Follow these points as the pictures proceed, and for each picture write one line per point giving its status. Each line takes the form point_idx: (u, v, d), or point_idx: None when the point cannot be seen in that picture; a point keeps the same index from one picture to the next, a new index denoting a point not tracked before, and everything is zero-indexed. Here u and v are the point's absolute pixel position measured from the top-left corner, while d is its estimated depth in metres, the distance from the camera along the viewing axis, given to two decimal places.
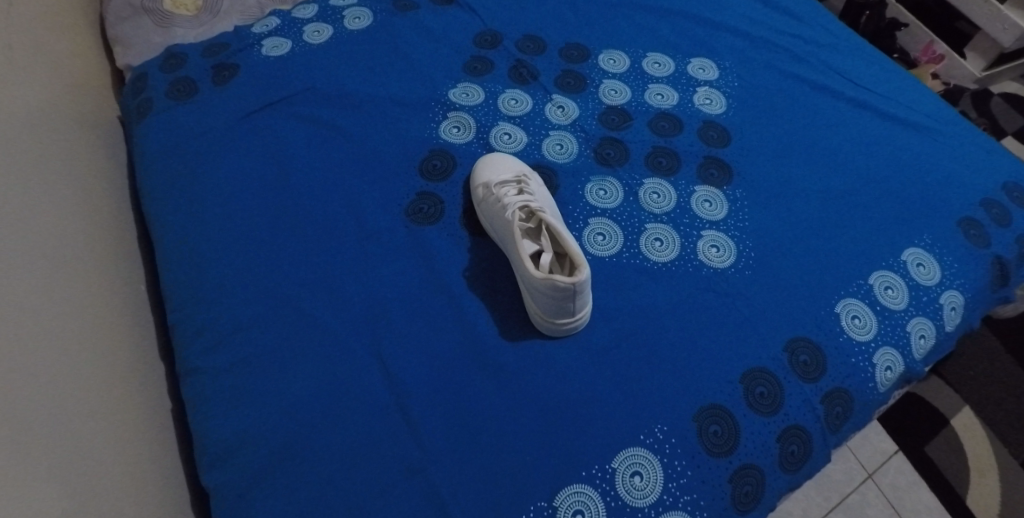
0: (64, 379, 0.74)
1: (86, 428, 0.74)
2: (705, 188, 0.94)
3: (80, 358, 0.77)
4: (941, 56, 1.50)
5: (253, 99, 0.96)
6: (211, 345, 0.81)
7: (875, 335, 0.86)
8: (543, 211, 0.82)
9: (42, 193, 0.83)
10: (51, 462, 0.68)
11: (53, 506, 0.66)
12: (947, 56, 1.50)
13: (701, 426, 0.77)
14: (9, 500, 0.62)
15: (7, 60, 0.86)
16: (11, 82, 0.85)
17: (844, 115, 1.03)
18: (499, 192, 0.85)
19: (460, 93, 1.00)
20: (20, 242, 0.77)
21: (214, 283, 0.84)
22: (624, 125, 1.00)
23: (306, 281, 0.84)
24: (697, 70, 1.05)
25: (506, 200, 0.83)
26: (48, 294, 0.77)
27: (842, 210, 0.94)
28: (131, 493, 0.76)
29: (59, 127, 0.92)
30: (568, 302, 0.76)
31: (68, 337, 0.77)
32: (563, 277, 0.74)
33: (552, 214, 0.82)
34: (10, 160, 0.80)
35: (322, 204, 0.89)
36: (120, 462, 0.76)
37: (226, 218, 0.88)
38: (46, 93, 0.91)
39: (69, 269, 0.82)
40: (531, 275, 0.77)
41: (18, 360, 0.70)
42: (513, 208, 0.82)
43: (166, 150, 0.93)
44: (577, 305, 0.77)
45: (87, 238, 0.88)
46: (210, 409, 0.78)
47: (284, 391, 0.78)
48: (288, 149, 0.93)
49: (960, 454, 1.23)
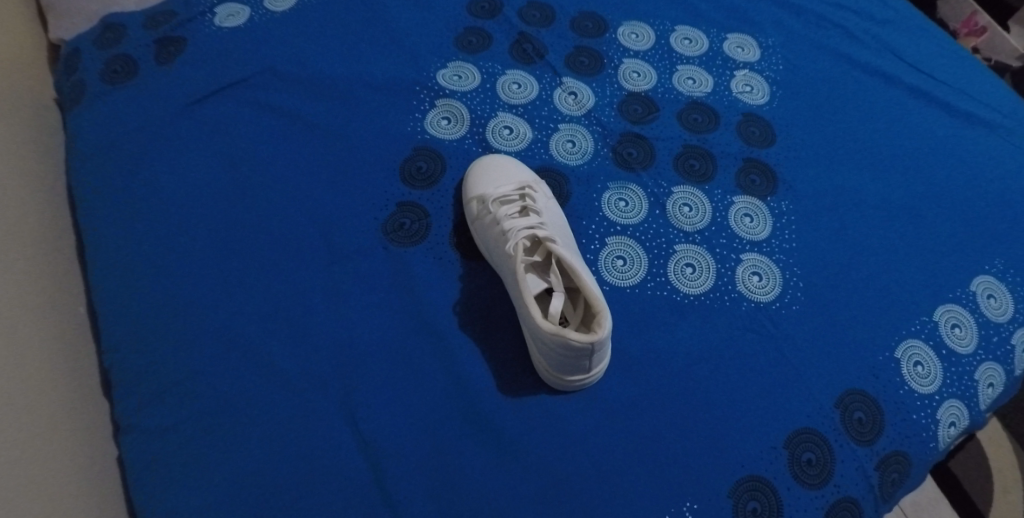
0: None
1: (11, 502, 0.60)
2: (745, 200, 0.79)
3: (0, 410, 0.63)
4: (982, 28, 1.24)
5: (203, 82, 0.79)
6: (155, 395, 0.67)
7: (939, 387, 0.72)
8: (553, 240, 0.68)
9: None
10: None
11: None
12: (990, 29, 1.23)
13: (738, 503, 0.66)
14: None
15: None
16: None
17: (906, 108, 0.86)
18: (498, 212, 0.72)
19: (451, 75, 0.84)
20: None
21: (158, 317, 0.69)
22: (648, 116, 0.83)
23: (269, 317, 0.70)
24: (735, 49, 0.88)
25: (508, 226, 0.69)
26: None
27: (905, 227, 0.79)
28: None
29: None
30: (582, 360, 0.63)
31: None
32: (578, 335, 0.61)
33: (564, 244, 0.68)
34: None
35: (286, 219, 0.74)
36: None
37: (175, 233, 0.73)
38: None
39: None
40: (538, 327, 0.64)
41: None
42: (517, 237, 0.68)
43: (101, 146, 0.77)
44: (595, 361, 0.64)
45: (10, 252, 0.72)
46: (153, 475, 0.65)
47: (246, 455, 0.65)
48: (245, 147, 0.77)
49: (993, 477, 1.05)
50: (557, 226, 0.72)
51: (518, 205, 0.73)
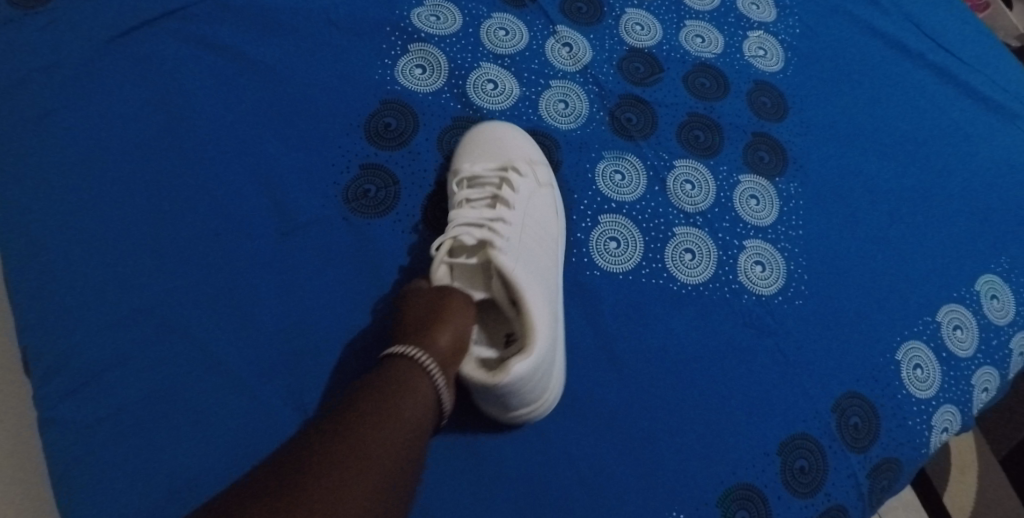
0: None
1: None
2: (751, 180, 0.72)
3: None
4: (987, 2, 1.04)
5: (134, 11, 0.68)
6: (76, 384, 0.58)
7: (936, 391, 0.69)
8: (501, 249, 0.59)
9: None
10: None
11: None
12: (993, 4, 1.05)
13: (726, 513, 0.62)
14: None
15: None
16: None
17: (924, 87, 0.79)
18: (459, 194, 0.64)
19: (428, 15, 0.73)
20: None
21: (81, 289, 0.60)
22: (650, 78, 0.75)
23: (213, 295, 0.62)
24: (749, 6, 0.79)
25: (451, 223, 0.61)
26: None
27: (914, 219, 0.74)
28: None
29: None
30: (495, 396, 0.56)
31: None
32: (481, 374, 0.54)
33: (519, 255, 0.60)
34: None
35: (235, 180, 0.65)
36: None
37: (104, 191, 0.63)
38: None
39: None
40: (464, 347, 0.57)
41: None
42: (463, 234, 0.61)
43: (10, 82, 0.65)
44: (517, 403, 0.57)
45: None
46: (73, 478, 0.57)
47: (189, 452, 0.58)
48: (183, 92, 0.67)
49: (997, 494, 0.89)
50: (526, 227, 0.63)
51: (488, 191, 0.64)
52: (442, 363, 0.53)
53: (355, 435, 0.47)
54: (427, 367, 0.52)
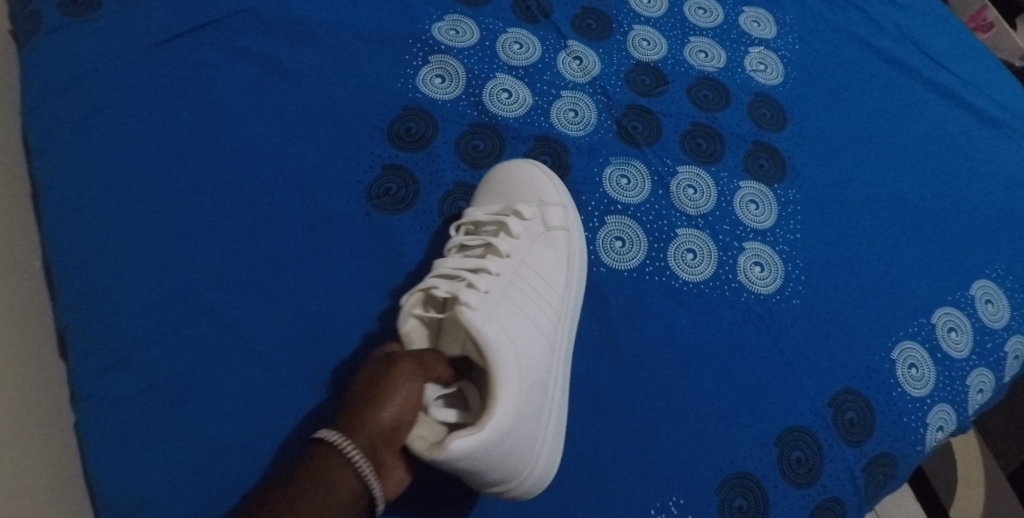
0: None
1: None
2: (751, 185, 0.75)
3: None
4: (990, 23, 1.09)
5: (176, 20, 0.73)
6: (114, 362, 0.63)
7: (931, 390, 0.72)
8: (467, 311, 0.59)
9: None
10: None
11: None
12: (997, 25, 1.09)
13: (725, 499, 0.64)
14: None
15: None
16: None
17: (920, 101, 0.83)
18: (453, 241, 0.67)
19: (448, 29, 0.78)
20: None
21: (121, 274, 0.65)
22: (656, 90, 0.79)
23: (242, 282, 0.66)
24: (751, 23, 0.83)
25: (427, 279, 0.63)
26: None
27: (909, 226, 0.77)
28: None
29: None
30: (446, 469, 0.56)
31: None
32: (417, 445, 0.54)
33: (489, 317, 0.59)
34: None
35: (265, 176, 0.69)
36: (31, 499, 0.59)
37: (144, 185, 0.68)
38: None
39: None
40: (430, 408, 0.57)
41: None
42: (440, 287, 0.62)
43: (63, 84, 0.70)
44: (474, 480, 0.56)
45: None
46: (109, 450, 0.61)
47: (218, 428, 0.62)
48: (220, 94, 0.71)
49: (1004, 508, 0.93)
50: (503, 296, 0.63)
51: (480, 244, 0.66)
52: (370, 445, 0.52)
53: (266, 511, 0.49)
54: (348, 453, 0.51)
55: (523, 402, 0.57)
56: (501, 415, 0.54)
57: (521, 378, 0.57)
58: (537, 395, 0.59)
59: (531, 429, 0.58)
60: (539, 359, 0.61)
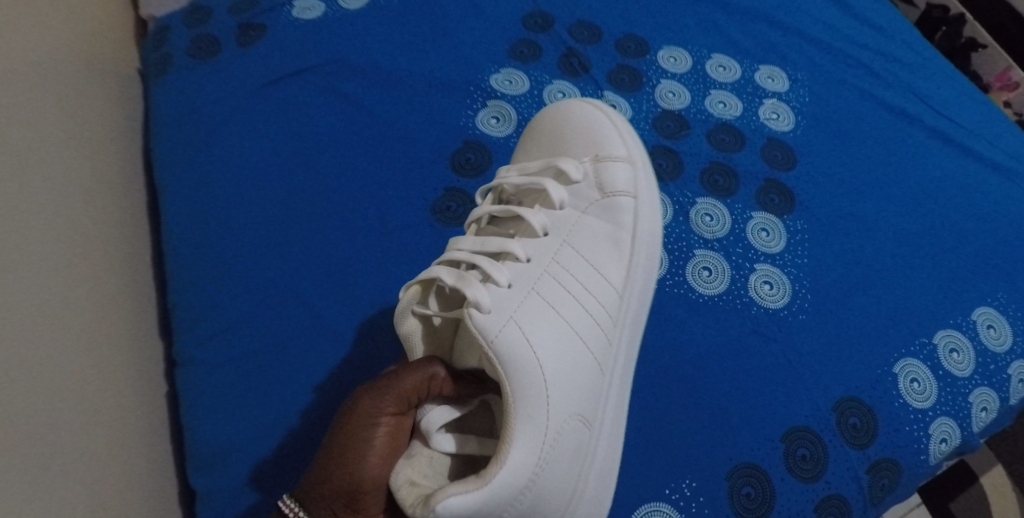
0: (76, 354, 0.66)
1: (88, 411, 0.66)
2: (763, 216, 0.84)
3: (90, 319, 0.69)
4: (1014, 83, 1.31)
5: (279, 64, 0.87)
6: (209, 336, 0.74)
7: (933, 403, 0.77)
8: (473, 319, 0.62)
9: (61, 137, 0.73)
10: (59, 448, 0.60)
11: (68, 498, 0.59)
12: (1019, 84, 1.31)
13: (734, 486, 0.71)
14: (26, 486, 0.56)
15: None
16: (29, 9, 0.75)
17: (925, 148, 0.91)
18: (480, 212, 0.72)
19: (503, 80, 0.90)
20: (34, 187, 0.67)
21: (221, 265, 0.77)
22: (680, 133, 0.90)
23: (321, 277, 0.76)
24: (765, 79, 0.94)
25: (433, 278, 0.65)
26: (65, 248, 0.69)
27: (915, 255, 0.84)
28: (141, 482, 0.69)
29: (84, 68, 0.83)
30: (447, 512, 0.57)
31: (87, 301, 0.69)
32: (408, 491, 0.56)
33: (506, 338, 0.62)
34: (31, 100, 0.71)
35: (341, 191, 0.81)
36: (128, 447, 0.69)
37: (242, 195, 0.80)
38: (70, 36, 0.82)
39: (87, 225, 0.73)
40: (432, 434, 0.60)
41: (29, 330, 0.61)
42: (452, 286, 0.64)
43: (185, 113, 0.85)
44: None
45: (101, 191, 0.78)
46: (201, 408, 0.72)
47: (291, 398, 0.71)
48: (312, 125, 0.84)
49: None
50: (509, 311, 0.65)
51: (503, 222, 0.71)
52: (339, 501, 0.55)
53: None
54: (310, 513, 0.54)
55: (551, 445, 0.60)
56: (528, 465, 0.58)
57: (547, 419, 0.61)
58: (562, 423, 0.62)
59: (566, 476, 0.62)
60: (569, 389, 0.64)
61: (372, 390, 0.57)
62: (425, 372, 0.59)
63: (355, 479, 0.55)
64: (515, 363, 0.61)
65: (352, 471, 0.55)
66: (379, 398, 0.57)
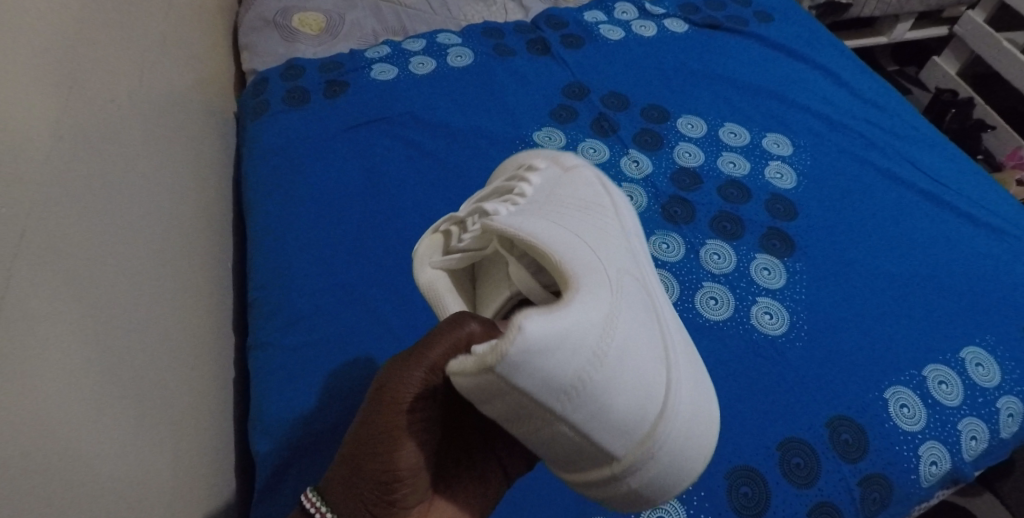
0: (167, 328, 0.79)
1: (172, 377, 0.78)
2: (765, 257, 0.95)
3: (178, 304, 0.83)
4: None
5: (357, 114, 1.04)
6: (280, 327, 0.87)
7: (923, 428, 0.84)
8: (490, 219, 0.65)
9: (173, 159, 0.90)
10: (147, 400, 0.72)
11: (148, 438, 0.71)
12: None
13: (732, 485, 0.78)
14: (123, 421, 0.68)
15: (169, 43, 0.95)
16: (165, 57, 0.93)
17: (918, 207, 1.02)
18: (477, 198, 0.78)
19: (544, 136, 1.05)
20: (152, 193, 0.83)
21: (294, 270, 0.90)
22: (694, 186, 1.02)
23: (378, 286, 0.90)
24: (772, 144, 1.07)
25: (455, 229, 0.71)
26: (166, 245, 0.83)
27: (906, 296, 0.93)
28: (196, 446, 0.80)
29: (198, 110, 1.01)
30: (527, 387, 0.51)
31: (172, 290, 0.82)
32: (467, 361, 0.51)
33: (529, 220, 0.64)
34: (157, 126, 0.87)
35: (399, 220, 0.95)
36: (191, 414, 0.81)
37: (315, 216, 0.95)
38: (191, 82, 1.00)
39: (183, 231, 0.88)
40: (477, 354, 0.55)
41: (137, 300, 0.74)
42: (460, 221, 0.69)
43: (274, 149, 1.01)
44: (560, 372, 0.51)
45: (196, 207, 0.94)
46: (267, 386, 0.84)
47: (344, 383, 0.83)
48: (379, 164, 1.00)
49: None
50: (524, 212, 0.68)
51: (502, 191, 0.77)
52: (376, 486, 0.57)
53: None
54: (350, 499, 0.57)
55: (615, 288, 0.59)
56: (598, 295, 0.55)
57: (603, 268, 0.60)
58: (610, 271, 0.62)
59: (648, 333, 0.60)
60: (613, 258, 0.64)
61: (404, 369, 0.56)
62: (456, 334, 0.57)
63: (390, 469, 0.56)
64: (544, 227, 0.62)
65: (389, 461, 0.56)
66: (403, 374, 0.56)
